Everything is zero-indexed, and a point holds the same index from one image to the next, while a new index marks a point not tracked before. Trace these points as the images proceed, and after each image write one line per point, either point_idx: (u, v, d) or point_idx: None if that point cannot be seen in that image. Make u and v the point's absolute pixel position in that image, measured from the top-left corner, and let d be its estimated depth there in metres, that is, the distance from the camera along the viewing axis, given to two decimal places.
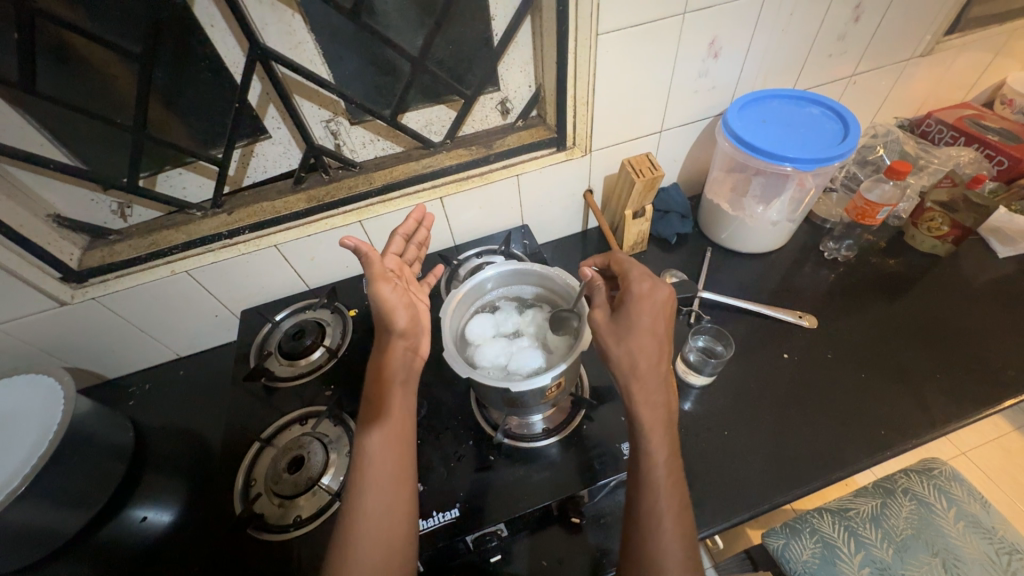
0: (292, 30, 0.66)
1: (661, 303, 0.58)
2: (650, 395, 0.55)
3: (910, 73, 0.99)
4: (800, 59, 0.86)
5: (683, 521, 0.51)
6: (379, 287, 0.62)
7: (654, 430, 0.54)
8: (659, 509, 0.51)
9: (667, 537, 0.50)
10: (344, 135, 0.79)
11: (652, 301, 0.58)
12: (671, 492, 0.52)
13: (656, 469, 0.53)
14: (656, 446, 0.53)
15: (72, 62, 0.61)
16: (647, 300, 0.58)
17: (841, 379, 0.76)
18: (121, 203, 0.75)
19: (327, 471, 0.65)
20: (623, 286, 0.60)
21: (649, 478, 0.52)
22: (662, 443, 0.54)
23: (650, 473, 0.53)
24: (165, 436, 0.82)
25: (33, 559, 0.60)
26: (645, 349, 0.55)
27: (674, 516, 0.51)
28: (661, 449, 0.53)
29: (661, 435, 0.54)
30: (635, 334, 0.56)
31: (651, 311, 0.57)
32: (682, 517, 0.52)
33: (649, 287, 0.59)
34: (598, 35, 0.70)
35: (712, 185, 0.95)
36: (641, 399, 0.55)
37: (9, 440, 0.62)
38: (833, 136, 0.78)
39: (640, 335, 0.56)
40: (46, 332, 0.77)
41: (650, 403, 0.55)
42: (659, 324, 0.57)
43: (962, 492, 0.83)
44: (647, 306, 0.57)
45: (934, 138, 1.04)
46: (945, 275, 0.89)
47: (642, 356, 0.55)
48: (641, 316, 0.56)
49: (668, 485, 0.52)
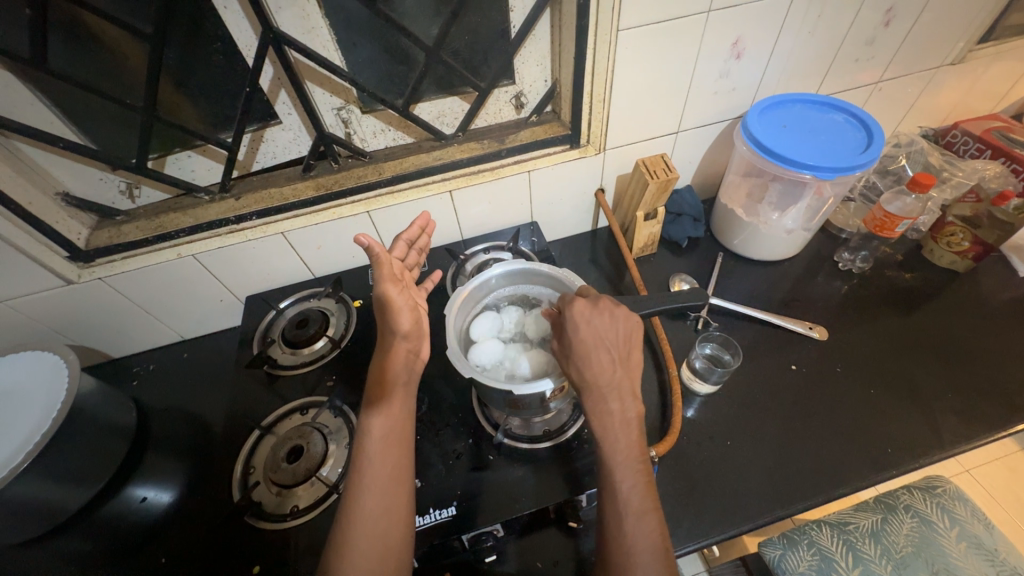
0: (306, 14, 0.65)
1: (600, 316, 0.57)
2: (602, 404, 0.54)
3: (939, 81, 0.95)
4: (826, 62, 0.84)
5: (649, 520, 0.50)
6: (388, 288, 0.62)
7: (607, 432, 0.54)
8: (619, 507, 0.51)
9: (631, 537, 0.49)
10: (355, 123, 0.78)
11: (587, 316, 0.57)
12: (632, 491, 0.51)
13: (615, 469, 0.52)
14: (613, 447, 0.53)
15: (84, 40, 0.61)
16: (582, 318, 0.57)
17: (850, 394, 0.75)
18: (130, 183, 0.75)
19: (326, 462, 0.65)
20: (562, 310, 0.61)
21: (609, 479, 0.52)
22: (619, 444, 0.53)
23: (608, 475, 0.53)
24: (167, 417, 0.82)
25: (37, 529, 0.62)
26: (589, 363, 0.55)
27: (637, 515, 0.50)
28: (616, 449, 0.53)
29: (616, 437, 0.53)
30: (576, 351, 0.56)
31: (588, 327, 0.57)
32: (647, 517, 0.50)
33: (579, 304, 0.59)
34: (619, 30, 0.68)
35: (727, 188, 0.92)
36: (595, 408, 0.54)
37: (14, 417, 0.63)
38: (856, 145, 0.76)
39: (581, 350, 0.56)
40: (52, 310, 0.77)
41: (601, 410, 0.54)
42: (601, 337, 0.56)
43: (966, 512, 0.81)
44: (582, 323, 0.57)
45: (958, 150, 1.00)
46: (963, 292, 0.87)
47: (590, 368, 0.55)
48: (578, 334, 0.56)
49: (630, 484, 0.52)
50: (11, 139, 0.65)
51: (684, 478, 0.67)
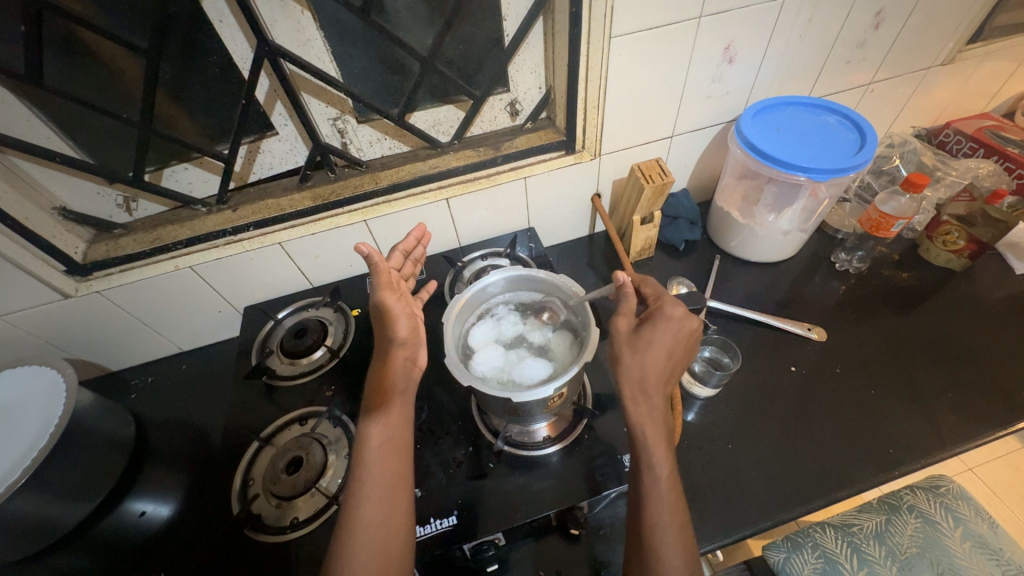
0: (301, 27, 0.65)
1: (690, 331, 0.57)
2: (652, 409, 0.54)
3: (929, 81, 0.96)
4: (818, 65, 0.84)
5: (684, 536, 0.50)
6: (385, 295, 0.64)
7: (656, 445, 0.53)
8: (661, 521, 0.50)
9: (668, 551, 0.49)
10: (351, 133, 0.78)
11: (678, 324, 0.57)
12: (674, 507, 0.51)
13: (657, 482, 0.52)
14: (659, 459, 0.52)
15: (80, 55, 0.61)
16: (676, 324, 0.57)
17: (850, 395, 0.74)
18: (127, 196, 0.75)
19: (326, 473, 0.65)
20: (654, 307, 0.59)
21: (653, 492, 0.51)
22: (665, 458, 0.53)
23: (651, 486, 0.52)
24: (164, 429, 0.82)
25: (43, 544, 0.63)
26: (657, 366, 0.55)
27: (676, 529, 0.50)
28: (663, 463, 0.52)
29: (662, 450, 0.53)
30: (652, 350, 0.55)
31: (676, 336, 0.56)
32: (683, 531, 0.51)
33: (680, 313, 0.58)
34: (611, 37, 0.68)
35: (722, 191, 0.93)
36: (643, 412, 0.54)
37: (12, 432, 0.63)
38: (850, 147, 0.77)
39: (657, 352, 0.55)
40: (48, 324, 0.77)
41: (652, 418, 0.54)
42: (677, 348, 0.56)
43: (971, 511, 0.81)
44: (669, 328, 0.56)
45: (951, 149, 1.00)
46: (960, 291, 0.87)
47: (655, 372, 0.55)
48: (665, 335, 0.56)
49: (671, 500, 0.51)
50: (7, 154, 0.65)
51: (687, 483, 0.67)
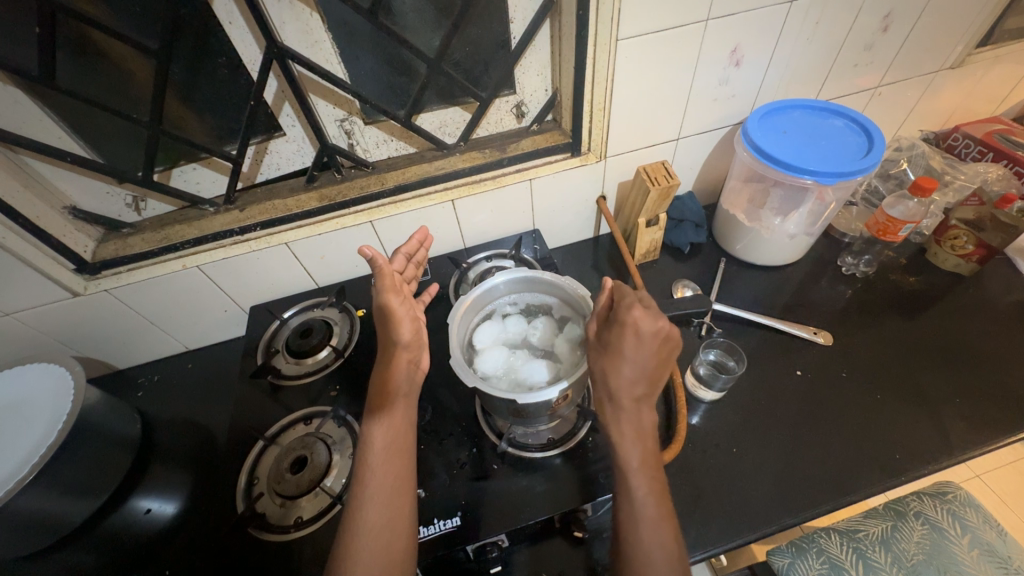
0: (309, 29, 0.66)
1: (651, 333, 0.56)
2: (619, 412, 0.56)
3: (938, 85, 0.96)
4: (825, 68, 0.84)
5: (663, 529, 0.51)
6: (389, 298, 0.63)
7: (623, 441, 0.55)
8: (636, 515, 0.52)
9: (646, 544, 0.50)
10: (358, 134, 0.79)
11: (637, 328, 0.56)
12: (648, 500, 0.53)
13: (629, 476, 0.54)
14: (630, 455, 0.55)
15: (92, 56, 0.62)
16: (633, 328, 0.56)
17: (857, 400, 0.74)
18: (136, 196, 0.76)
19: (330, 472, 0.65)
20: (616, 308, 0.59)
21: (626, 487, 0.54)
22: (634, 452, 0.55)
23: (625, 484, 0.54)
24: (170, 428, 0.82)
25: (49, 540, 0.63)
26: (620, 371, 0.56)
27: (653, 523, 0.51)
28: (632, 459, 0.55)
29: (631, 445, 0.55)
30: (611, 356, 0.57)
31: (634, 341, 0.56)
32: (661, 523, 0.52)
33: (638, 316, 0.56)
34: (619, 40, 0.68)
35: (728, 194, 0.93)
36: (612, 416, 0.57)
37: (21, 428, 0.64)
38: (857, 150, 0.76)
39: (617, 358, 0.57)
40: (57, 322, 0.78)
41: (619, 419, 0.56)
42: (640, 353, 0.56)
43: (978, 519, 0.80)
44: (629, 333, 0.56)
45: (960, 153, 0.99)
46: (968, 296, 0.87)
47: (619, 378, 0.56)
48: (623, 343, 0.56)
49: (646, 493, 0.53)
50: (20, 154, 0.66)
51: (691, 486, 0.66)
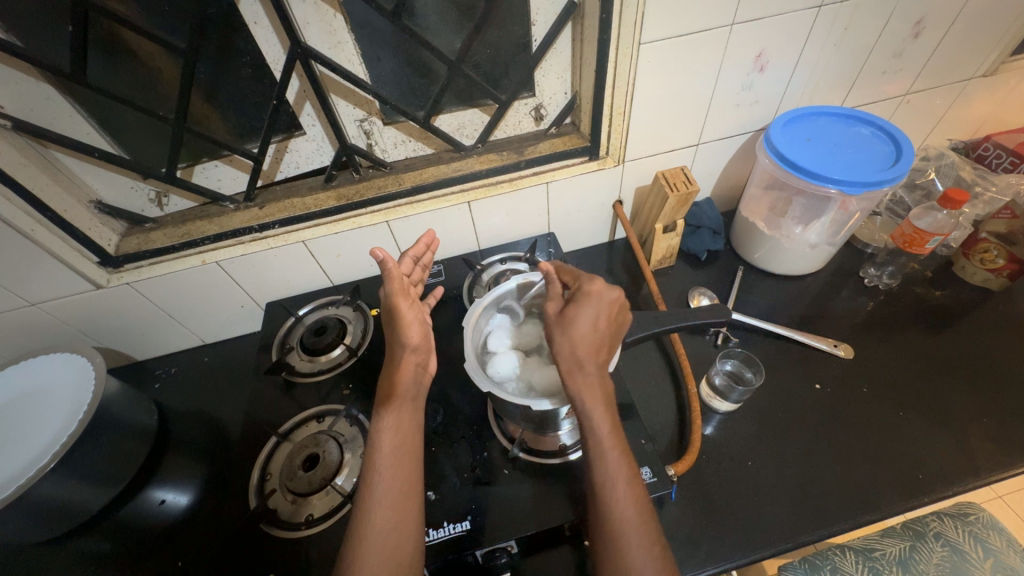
0: (333, 29, 0.66)
1: (611, 301, 0.59)
2: (588, 377, 0.54)
3: (969, 94, 0.93)
4: (852, 74, 0.82)
5: (635, 489, 0.51)
6: (399, 301, 0.63)
7: (595, 407, 0.53)
8: (610, 479, 0.51)
9: (620, 507, 0.50)
10: (377, 135, 0.79)
11: (599, 296, 0.59)
12: (620, 462, 0.52)
13: (602, 441, 0.52)
14: (600, 420, 0.53)
15: (120, 54, 0.63)
16: (596, 296, 0.59)
17: (878, 417, 0.72)
18: (159, 191, 0.77)
19: (341, 471, 0.65)
20: (576, 285, 0.62)
21: (598, 452, 0.52)
22: (605, 417, 0.53)
23: (597, 453, 0.52)
24: (186, 420, 0.83)
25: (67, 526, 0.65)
26: (585, 337, 0.56)
27: (625, 484, 0.51)
28: (603, 424, 0.53)
29: (602, 410, 0.53)
30: (576, 326, 0.56)
31: (598, 307, 0.58)
32: (632, 483, 0.52)
33: (600, 286, 0.60)
34: (641, 43, 0.68)
35: (747, 202, 0.91)
36: (581, 382, 0.54)
37: (44, 416, 0.65)
38: (885, 159, 0.74)
39: (581, 327, 0.56)
40: (80, 313, 0.79)
41: (589, 385, 0.54)
42: (602, 319, 0.58)
43: (1002, 542, 0.77)
44: (592, 302, 0.58)
45: (990, 163, 0.95)
46: (997, 312, 0.84)
47: (585, 344, 0.56)
48: (587, 309, 0.57)
49: (617, 455, 0.52)
50: (50, 148, 0.68)
51: (704, 498, 0.65)
